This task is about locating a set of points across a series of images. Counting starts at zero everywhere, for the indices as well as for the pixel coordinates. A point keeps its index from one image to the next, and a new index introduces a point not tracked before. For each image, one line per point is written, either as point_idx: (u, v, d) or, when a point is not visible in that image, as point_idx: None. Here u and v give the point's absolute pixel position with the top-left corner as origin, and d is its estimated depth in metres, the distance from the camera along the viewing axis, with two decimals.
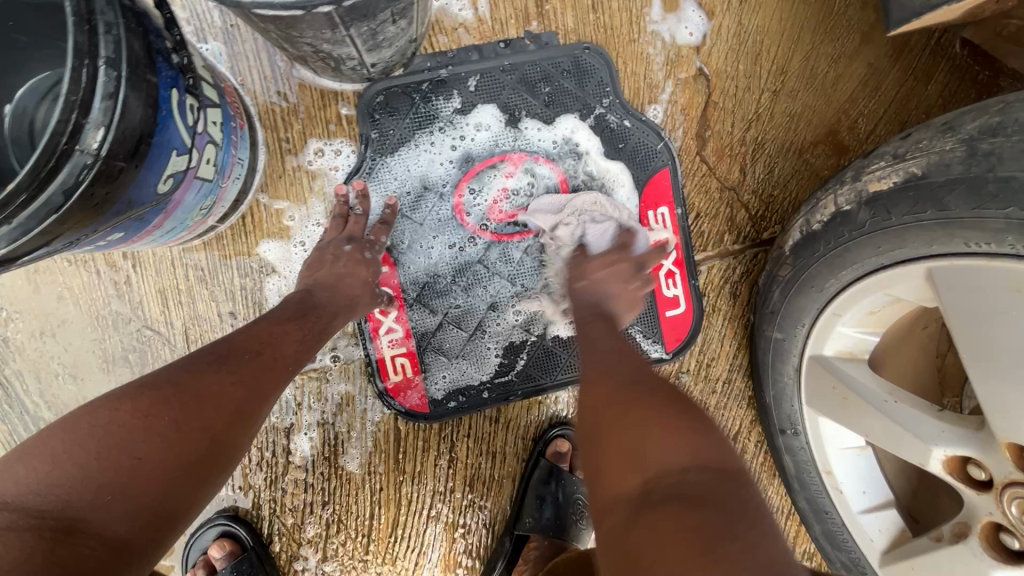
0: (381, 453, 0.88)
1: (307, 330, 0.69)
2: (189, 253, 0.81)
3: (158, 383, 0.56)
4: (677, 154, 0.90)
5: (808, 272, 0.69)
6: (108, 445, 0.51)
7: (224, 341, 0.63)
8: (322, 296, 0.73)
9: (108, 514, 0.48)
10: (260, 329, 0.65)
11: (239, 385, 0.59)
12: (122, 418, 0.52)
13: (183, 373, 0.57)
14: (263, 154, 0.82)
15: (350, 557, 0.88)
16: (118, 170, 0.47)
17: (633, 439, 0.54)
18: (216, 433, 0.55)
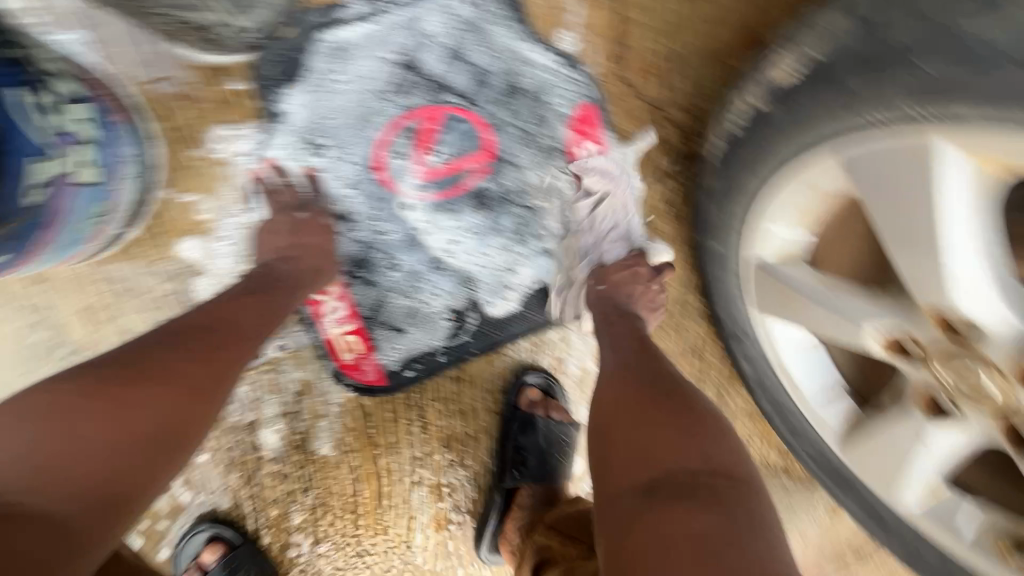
0: (352, 432, 0.88)
1: (265, 302, 0.69)
2: (105, 266, 0.77)
3: (122, 365, 0.57)
4: (595, 81, 0.87)
5: (734, 179, 0.69)
6: (80, 425, 0.52)
7: (184, 323, 0.63)
8: (279, 270, 0.73)
9: (52, 496, 0.50)
10: (218, 309, 0.66)
11: (199, 363, 0.59)
12: (91, 396, 0.54)
13: (146, 354, 0.59)
14: (159, 147, 0.76)
15: (341, 534, 0.89)
16: None
17: (664, 411, 0.64)
18: (179, 412, 0.57)
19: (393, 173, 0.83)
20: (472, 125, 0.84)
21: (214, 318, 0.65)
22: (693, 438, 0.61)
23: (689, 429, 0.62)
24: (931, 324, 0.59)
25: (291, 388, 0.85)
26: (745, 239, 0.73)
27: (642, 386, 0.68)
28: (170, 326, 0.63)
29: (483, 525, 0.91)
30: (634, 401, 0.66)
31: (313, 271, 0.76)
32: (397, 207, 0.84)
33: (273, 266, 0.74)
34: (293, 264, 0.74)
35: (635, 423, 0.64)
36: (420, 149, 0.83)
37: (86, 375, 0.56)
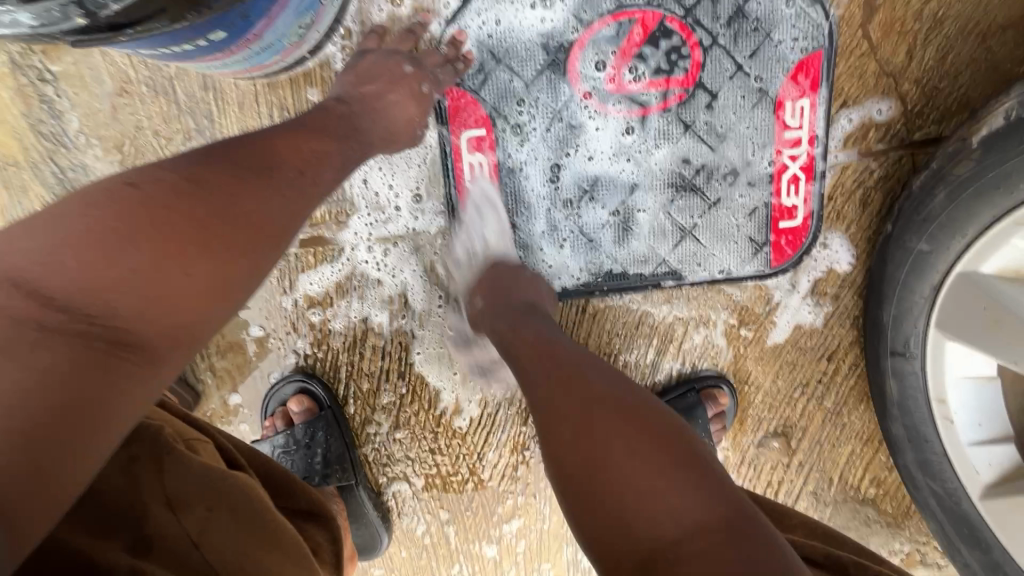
0: (461, 331, 0.84)
1: (342, 149, 0.60)
2: (274, 89, 0.73)
3: (180, 183, 0.46)
4: (836, 27, 0.76)
5: (997, 171, 0.60)
6: (144, 240, 0.42)
7: (234, 144, 0.52)
8: (363, 118, 0.64)
9: (149, 332, 0.42)
10: (287, 141, 0.56)
11: (273, 203, 0.51)
12: (150, 221, 0.43)
13: (210, 173, 0.48)
14: None
15: (421, 427, 0.88)
16: None
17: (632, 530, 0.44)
18: (242, 248, 0.47)
19: (585, 73, 0.76)
20: (686, 46, 0.76)
21: (292, 154, 0.55)
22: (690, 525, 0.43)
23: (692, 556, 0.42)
24: None
25: (413, 265, 0.81)
26: (975, 247, 0.65)
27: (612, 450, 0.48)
28: (231, 146, 0.52)
29: None
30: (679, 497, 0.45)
31: (395, 134, 0.68)
32: (578, 112, 0.77)
33: (355, 108, 0.65)
34: (376, 120, 0.65)
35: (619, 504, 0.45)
36: (623, 57, 0.75)
37: (139, 186, 0.44)
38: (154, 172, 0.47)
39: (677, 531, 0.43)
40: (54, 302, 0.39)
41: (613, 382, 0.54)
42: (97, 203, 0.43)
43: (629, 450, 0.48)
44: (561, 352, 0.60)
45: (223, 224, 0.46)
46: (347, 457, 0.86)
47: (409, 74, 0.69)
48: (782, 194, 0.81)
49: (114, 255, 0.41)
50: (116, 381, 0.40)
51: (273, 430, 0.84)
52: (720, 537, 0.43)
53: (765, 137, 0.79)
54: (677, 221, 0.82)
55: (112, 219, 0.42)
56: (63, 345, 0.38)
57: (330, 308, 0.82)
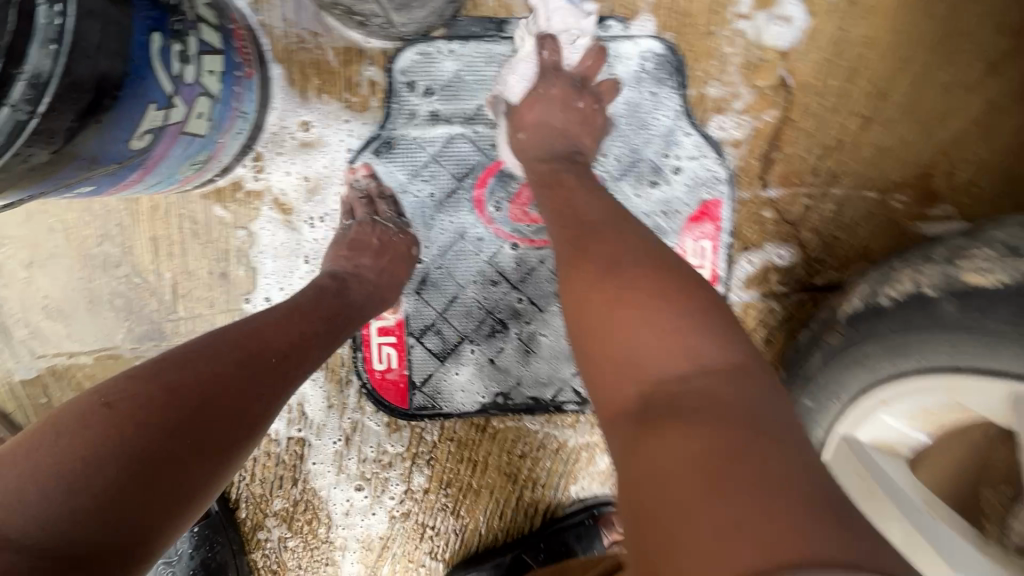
0: (359, 441, 0.83)
1: (329, 329, 0.61)
2: (186, 203, 0.75)
3: (170, 380, 0.46)
4: (734, 176, 0.79)
5: (857, 349, 0.59)
6: (123, 439, 0.41)
7: (218, 340, 0.51)
8: (352, 294, 0.66)
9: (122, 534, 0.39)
10: (277, 322, 0.56)
11: (259, 387, 0.50)
12: (152, 439, 0.42)
13: (196, 370, 0.47)
14: (275, 108, 0.73)
15: (312, 536, 0.86)
16: (67, 130, 0.41)
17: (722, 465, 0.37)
18: (220, 447, 0.45)
19: (491, 202, 0.79)
20: None
21: (278, 337, 0.55)
22: (726, 393, 0.43)
23: (728, 421, 0.40)
24: None
25: (313, 375, 0.81)
26: (849, 413, 0.64)
27: (665, 327, 0.47)
28: (221, 338, 0.52)
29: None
30: (717, 362, 0.45)
31: (384, 297, 0.70)
32: (484, 241, 0.79)
33: (349, 286, 0.67)
34: (365, 292, 0.67)
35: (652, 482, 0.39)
36: (528, 190, 0.78)
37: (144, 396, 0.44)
38: (135, 378, 0.46)
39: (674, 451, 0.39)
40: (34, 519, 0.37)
41: (687, 355, 0.45)
42: (119, 403, 0.43)
43: (702, 425, 0.40)
44: (595, 209, 0.59)
45: (200, 425, 0.45)
46: (230, 564, 0.83)
47: (400, 239, 0.74)
48: None
49: (113, 472, 0.40)
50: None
51: None
52: (729, 375, 0.44)
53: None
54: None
55: (115, 445, 0.41)
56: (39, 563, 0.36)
57: None
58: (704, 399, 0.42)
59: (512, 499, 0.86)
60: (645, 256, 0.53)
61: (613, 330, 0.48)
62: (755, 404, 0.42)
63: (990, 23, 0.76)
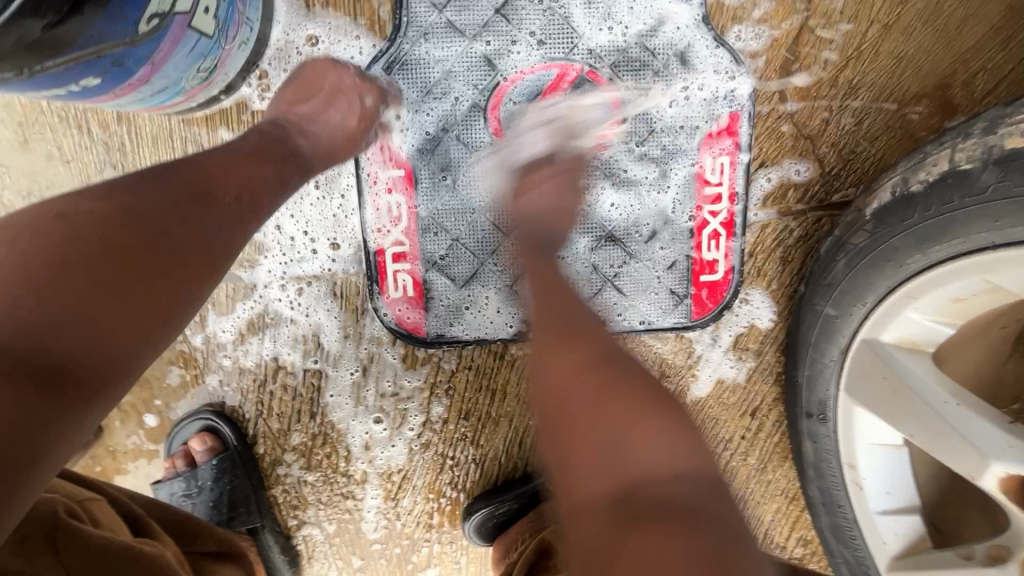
0: (375, 372, 0.83)
1: (279, 173, 0.59)
2: (189, 126, 0.73)
3: (109, 219, 0.45)
4: (752, 89, 0.77)
5: (888, 243, 0.59)
6: (86, 281, 0.43)
7: (146, 186, 0.49)
8: (300, 143, 0.64)
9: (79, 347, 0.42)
10: (221, 164, 0.55)
11: (201, 235, 0.49)
12: (93, 276, 0.43)
13: (136, 203, 0.47)
14: (279, 22, 0.70)
15: (332, 470, 0.86)
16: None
17: (639, 494, 0.46)
18: (174, 275, 0.47)
19: (505, 120, 0.76)
20: (602, 99, 0.77)
21: (218, 177, 0.54)
22: (686, 506, 0.46)
23: (672, 516, 0.44)
24: (1002, 481, 0.54)
25: (328, 305, 0.80)
26: (875, 314, 0.64)
27: (643, 447, 0.48)
28: (153, 180, 0.50)
29: (469, 511, 0.86)
30: (667, 478, 0.47)
31: (338, 152, 0.67)
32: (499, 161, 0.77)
33: (292, 133, 0.64)
34: (309, 141, 0.64)
35: (580, 506, 0.48)
36: (543, 105, 0.76)
37: (76, 228, 0.44)
38: (84, 202, 0.46)
39: (604, 407, 0.51)
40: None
41: (660, 462, 0.48)
42: (46, 238, 0.43)
43: (641, 421, 0.50)
44: (590, 320, 0.60)
45: (136, 267, 0.45)
46: (252, 498, 0.83)
47: (350, 83, 0.69)
48: (702, 249, 0.81)
49: (61, 295, 0.41)
50: (51, 419, 0.40)
51: (173, 472, 0.82)
52: (695, 505, 0.46)
53: (683, 192, 0.80)
54: (601, 270, 0.82)
55: (66, 273, 0.42)
56: (1, 391, 0.38)
57: (242, 345, 0.81)
58: (681, 506, 0.46)
59: (531, 427, 0.87)
60: (632, 375, 0.54)
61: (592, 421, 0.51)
62: (672, 436, 0.50)
63: None
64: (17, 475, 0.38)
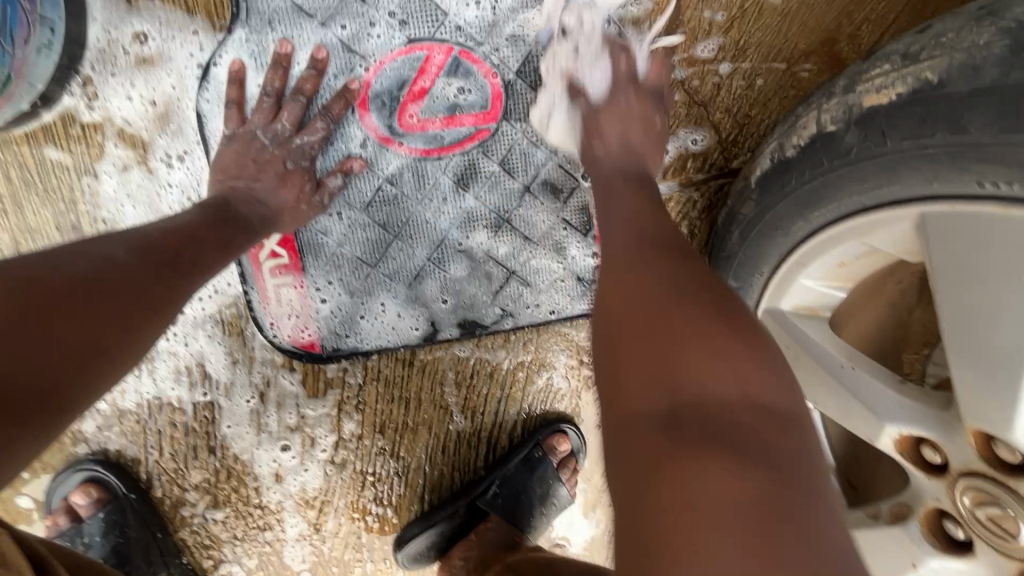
0: (273, 396, 0.76)
1: (224, 242, 0.60)
2: (8, 146, 0.63)
3: (47, 266, 0.45)
4: (638, 57, 0.73)
5: (774, 212, 0.56)
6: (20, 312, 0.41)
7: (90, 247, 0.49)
8: (241, 210, 0.63)
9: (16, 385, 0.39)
10: (164, 232, 0.55)
11: (158, 297, 0.50)
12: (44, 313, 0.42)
13: (75, 258, 0.47)
14: (95, 20, 0.61)
15: (243, 503, 0.80)
16: None
17: (686, 416, 0.41)
18: (122, 326, 0.46)
19: (378, 112, 0.69)
20: (481, 82, 0.70)
21: (167, 241, 0.55)
22: (784, 462, 0.39)
23: (764, 469, 0.38)
24: (894, 441, 0.53)
25: (209, 331, 0.73)
26: (772, 283, 0.62)
27: (721, 368, 0.42)
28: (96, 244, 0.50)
29: (405, 536, 0.82)
30: (731, 400, 0.41)
31: (280, 217, 0.66)
32: (379, 158, 0.71)
33: (234, 205, 0.63)
34: (253, 211, 0.64)
35: (630, 424, 0.43)
36: (417, 92, 0.69)
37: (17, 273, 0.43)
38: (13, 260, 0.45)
39: (696, 353, 0.43)
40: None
41: (735, 390, 0.42)
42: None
43: (737, 350, 0.43)
44: (669, 229, 0.56)
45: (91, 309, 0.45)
46: (151, 546, 0.76)
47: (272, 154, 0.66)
48: None
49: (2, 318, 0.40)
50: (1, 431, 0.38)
51: (56, 530, 0.74)
52: (762, 408, 0.41)
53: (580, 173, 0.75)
54: (499, 266, 0.77)
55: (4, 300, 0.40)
56: None
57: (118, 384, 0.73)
58: (744, 422, 0.40)
59: (453, 432, 0.83)
60: (691, 279, 0.49)
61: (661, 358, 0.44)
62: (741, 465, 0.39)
63: None
64: None
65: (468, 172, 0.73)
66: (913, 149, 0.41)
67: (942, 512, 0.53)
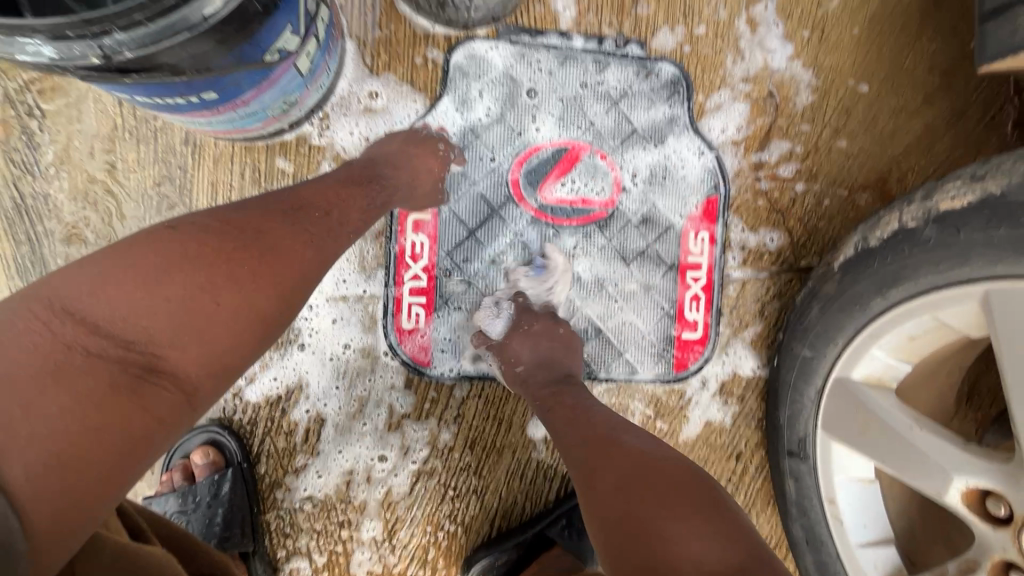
0: (388, 395, 0.87)
1: (367, 202, 0.68)
2: (250, 152, 0.81)
3: (198, 254, 0.49)
4: (731, 175, 0.93)
5: (855, 291, 0.71)
6: (172, 297, 0.47)
7: (253, 222, 0.54)
8: (385, 170, 0.74)
9: (183, 356, 0.47)
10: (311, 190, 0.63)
11: (285, 300, 0.54)
12: (185, 295, 0.47)
13: (242, 226, 0.54)
14: (345, 77, 0.82)
15: (331, 497, 0.86)
16: (252, 16, 0.50)
17: None
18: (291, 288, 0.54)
19: (525, 185, 0.88)
20: (607, 177, 0.90)
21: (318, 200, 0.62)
22: None
23: None
24: (965, 498, 0.62)
25: (353, 329, 0.85)
26: (846, 352, 0.74)
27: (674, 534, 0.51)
28: (238, 211, 0.55)
29: (474, 562, 0.86)
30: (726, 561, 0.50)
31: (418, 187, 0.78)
32: (516, 218, 0.88)
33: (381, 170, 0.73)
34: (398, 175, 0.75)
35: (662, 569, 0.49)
36: (556, 177, 0.89)
37: (208, 245, 0.50)
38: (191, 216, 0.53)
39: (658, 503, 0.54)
40: (91, 324, 0.44)
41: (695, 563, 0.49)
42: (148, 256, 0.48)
43: (690, 518, 0.53)
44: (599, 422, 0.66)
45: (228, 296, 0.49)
46: (246, 518, 0.83)
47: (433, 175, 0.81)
48: (686, 308, 0.93)
49: (166, 303, 0.46)
50: (144, 407, 0.44)
51: (169, 485, 0.83)
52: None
53: (669, 260, 0.92)
54: (592, 327, 0.91)
55: (182, 272, 0.48)
56: (102, 370, 0.43)
57: (264, 361, 0.84)
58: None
59: (534, 460, 0.90)
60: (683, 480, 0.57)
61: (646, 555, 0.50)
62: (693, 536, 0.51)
63: (929, 61, 0.95)
64: (122, 459, 0.43)
65: (584, 245, 0.90)
66: (982, 241, 0.59)
67: (1008, 563, 0.61)
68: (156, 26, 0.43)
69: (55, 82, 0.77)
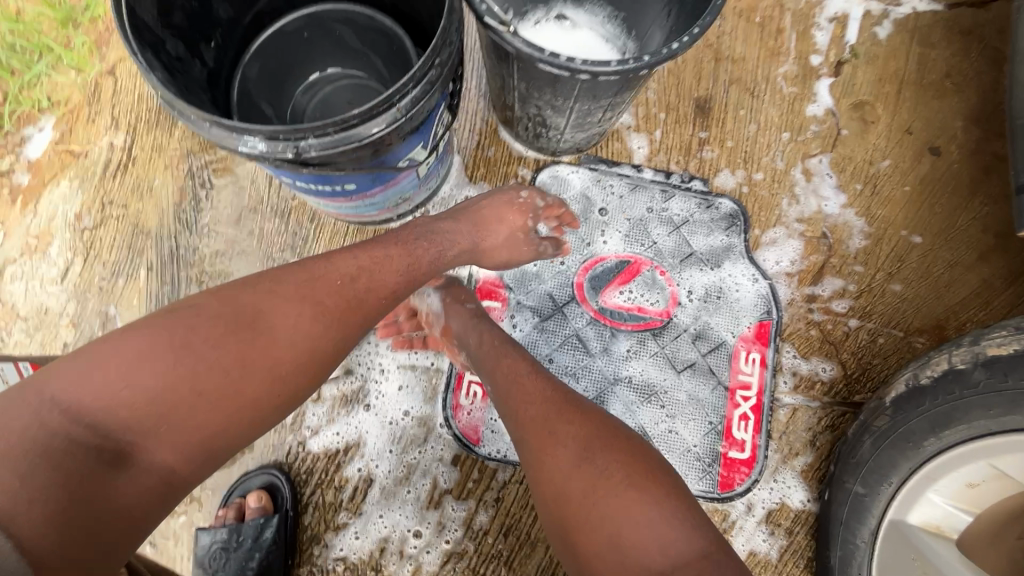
0: (435, 466, 0.91)
1: (398, 252, 0.70)
2: (360, 233, 0.96)
3: (186, 341, 0.55)
4: (784, 304, 0.99)
5: (905, 430, 0.72)
6: (149, 387, 0.53)
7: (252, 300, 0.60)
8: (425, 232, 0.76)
9: (161, 445, 0.54)
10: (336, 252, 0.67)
11: (276, 391, 0.60)
12: (163, 383, 0.54)
13: (239, 305, 0.59)
14: (449, 183, 0.99)
15: (363, 561, 0.88)
16: (402, 135, 0.65)
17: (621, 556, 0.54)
18: (270, 377, 0.59)
19: (588, 288, 0.97)
20: (664, 291, 0.98)
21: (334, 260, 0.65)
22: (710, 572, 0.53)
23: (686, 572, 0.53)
24: None
25: (415, 397, 0.92)
26: (900, 492, 0.72)
27: (613, 511, 0.56)
28: (246, 290, 0.61)
29: None
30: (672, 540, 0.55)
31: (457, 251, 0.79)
32: (576, 316, 0.97)
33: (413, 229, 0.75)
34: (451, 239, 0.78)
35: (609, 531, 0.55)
36: (618, 284, 0.98)
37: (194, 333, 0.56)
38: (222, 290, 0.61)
39: (602, 503, 0.56)
40: (77, 415, 0.52)
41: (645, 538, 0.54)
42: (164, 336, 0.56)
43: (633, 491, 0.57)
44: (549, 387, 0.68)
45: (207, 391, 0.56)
46: (282, 566, 0.86)
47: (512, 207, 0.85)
48: (734, 426, 0.94)
49: (144, 397, 0.53)
50: (118, 490, 0.52)
51: (221, 522, 0.87)
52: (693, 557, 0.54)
53: (720, 376, 0.96)
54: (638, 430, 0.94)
55: (157, 368, 0.54)
56: (72, 463, 0.50)
57: (330, 415, 0.91)
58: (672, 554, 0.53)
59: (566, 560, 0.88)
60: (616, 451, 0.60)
61: (597, 518, 0.56)
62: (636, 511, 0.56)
63: (982, 223, 1.01)
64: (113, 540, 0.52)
65: (636, 350, 0.96)
66: None
67: None
68: (340, 134, 0.58)
69: (226, 164, 0.98)
